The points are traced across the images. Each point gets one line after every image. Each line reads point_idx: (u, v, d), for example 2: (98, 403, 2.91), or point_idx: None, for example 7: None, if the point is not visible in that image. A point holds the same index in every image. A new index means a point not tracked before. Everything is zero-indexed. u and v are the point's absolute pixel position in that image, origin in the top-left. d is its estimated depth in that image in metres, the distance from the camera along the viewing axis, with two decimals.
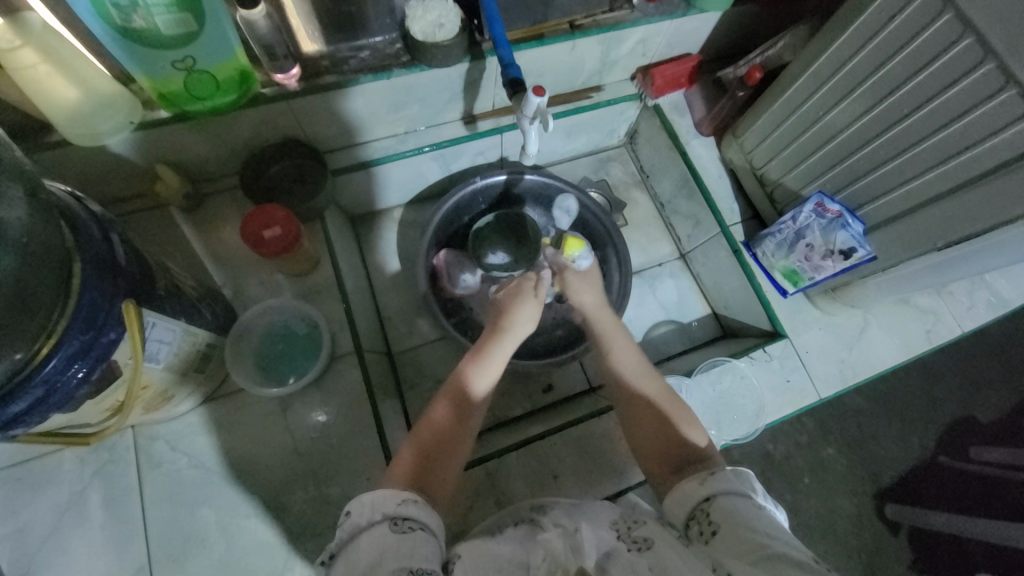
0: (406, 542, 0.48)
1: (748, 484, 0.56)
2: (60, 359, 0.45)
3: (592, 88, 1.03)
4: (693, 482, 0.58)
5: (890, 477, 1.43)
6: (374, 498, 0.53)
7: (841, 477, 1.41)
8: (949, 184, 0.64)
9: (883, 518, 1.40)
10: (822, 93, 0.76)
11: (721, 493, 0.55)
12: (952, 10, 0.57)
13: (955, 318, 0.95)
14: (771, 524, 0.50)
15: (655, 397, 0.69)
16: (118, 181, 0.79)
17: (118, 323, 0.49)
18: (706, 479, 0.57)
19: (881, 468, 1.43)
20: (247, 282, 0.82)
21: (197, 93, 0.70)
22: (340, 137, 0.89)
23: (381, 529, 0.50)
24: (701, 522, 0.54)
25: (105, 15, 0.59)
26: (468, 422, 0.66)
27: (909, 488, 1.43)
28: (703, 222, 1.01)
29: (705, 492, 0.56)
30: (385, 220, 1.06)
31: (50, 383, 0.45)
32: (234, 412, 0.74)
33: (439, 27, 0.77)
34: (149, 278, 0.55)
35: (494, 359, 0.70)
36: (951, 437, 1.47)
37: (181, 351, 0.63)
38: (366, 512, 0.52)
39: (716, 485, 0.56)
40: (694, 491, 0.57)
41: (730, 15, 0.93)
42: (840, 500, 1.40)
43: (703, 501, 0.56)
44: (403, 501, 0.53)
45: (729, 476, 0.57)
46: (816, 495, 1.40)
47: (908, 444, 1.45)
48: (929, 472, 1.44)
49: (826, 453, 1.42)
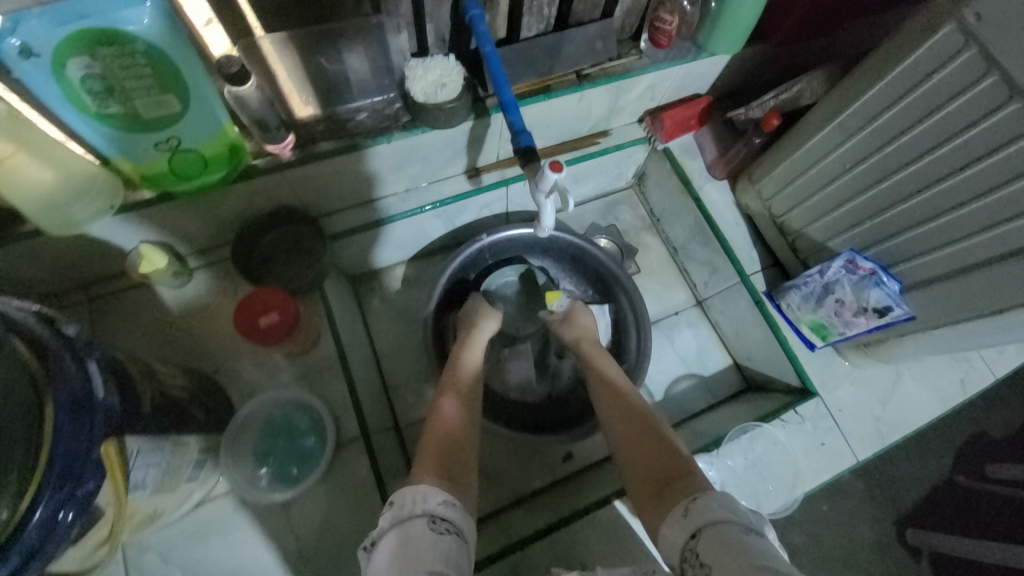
0: (443, 545, 0.50)
1: (740, 512, 0.54)
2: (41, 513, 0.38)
3: (599, 133, 0.98)
4: (678, 517, 0.56)
5: (910, 501, 1.38)
6: (417, 492, 0.55)
7: (859, 504, 1.38)
8: (994, 251, 0.60)
9: (904, 544, 1.35)
10: (848, 147, 0.72)
11: (707, 526, 0.53)
12: (996, 73, 0.53)
13: (986, 363, 0.90)
14: (770, 559, 0.48)
15: (636, 425, 0.70)
16: (100, 264, 0.73)
17: (98, 467, 0.43)
18: (689, 509, 0.56)
19: (899, 492, 1.39)
20: (243, 364, 0.76)
21: (183, 173, 0.64)
22: (336, 201, 0.84)
23: (422, 525, 0.52)
24: (693, 565, 0.52)
25: (79, 103, 0.53)
26: (460, 445, 0.66)
27: (928, 510, 1.37)
28: (721, 270, 0.96)
29: (691, 527, 0.54)
30: (387, 279, 1.01)
31: (38, 538, 0.39)
32: (233, 514, 0.68)
33: (441, 87, 0.72)
34: (135, 397, 0.50)
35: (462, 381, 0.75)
36: (967, 455, 1.42)
37: (172, 466, 0.57)
38: (409, 503, 0.54)
39: (701, 518, 0.54)
40: (681, 527, 0.55)
41: (741, 56, 0.89)
42: (860, 528, 1.36)
43: (691, 539, 0.54)
44: (444, 502, 0.55)
45: (711, 504, 0.55)
46: (836, 524, 1.36)
47: (925, 465, 1.41)
48: (948, 494, 1.39)
49: (844, 480, 1.38)
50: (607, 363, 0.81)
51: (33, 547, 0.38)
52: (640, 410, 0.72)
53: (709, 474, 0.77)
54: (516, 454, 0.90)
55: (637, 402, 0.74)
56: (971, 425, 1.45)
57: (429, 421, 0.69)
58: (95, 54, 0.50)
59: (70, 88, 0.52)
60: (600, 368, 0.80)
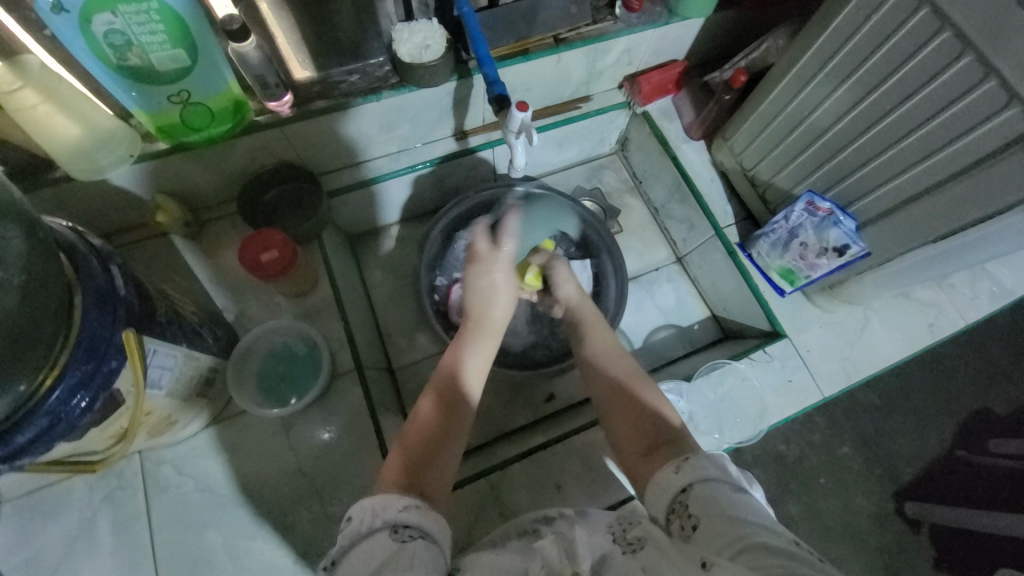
0: (407, 552, 0.47)
1: (723, 468, 0.53)
2: (63, 390, 0.47)
3: (580, 99, 1.04)
4: (669, 472, 0.54)
5: (909, 475, 1.35)
6: (377, 503, 0.52)
7: (858, 476, 1.34)
8: (938, 177, 0.64)
9: (901, 515, 1.32)
10: (805, 95, 0.76)
11: (698, 482, 0.51)
12: (928, 6, 0.57)
13: (958, 310, 0.94)
14: (751, 512, 0.47)
15: (631, 391, 0.68)
16: (119, 213, 0.82)
17: (119, 352, 0.51)
18: (680, 466, 0.54)
19: (898, 465, 1.35)
20: (249, 304, 0.84)
21: (193, 124, 0.73)
22: (334, 160, 0.91)
23: (381, 538, 0.48)
24: (682, 516, 0.50)
25: (102, 56, 0.61)
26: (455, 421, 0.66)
27: (927, 481, 1.35)
28: (697, 225, 1.01)
29: (682, 481, 0.52)
30: (383, 238, 1.08)
31: (55, 413, 0.47)
32: (239, 433, 0.76)
33: (425, 49, 0.78)
34: (151, 308, 0.57)
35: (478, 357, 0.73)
36: (968, 431, 1.39)
37: (184, 375, 0.64)
38: (367, 518, 0.50)
39: (692, 474, 0.52)
40: (670, 482, 0.53)
41: (713, 20, 0.94)
42: (858, 500, 1.33)
43: (681, 493, 0.52)
44: (406, 507, 0.51)
45: (702, 462, 0.53)
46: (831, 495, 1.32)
47: (925, 439, 1.37)
48: (948, 466, 1.36)
49: (842, 452, 1.34)
50: (599, 333, 0.79)
51: (51, 419, 0.47)
52: (635, 382, 0.69)
53: (678, 405, 0.83)
54: (503, 397, 0.95)
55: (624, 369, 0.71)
56: (976, 398, 1.41)
57: (416, 404, 0.68)
58: (116, 10, 0.58)
59: (94, 43, 0.60)
60: (591, 337, 0.78)
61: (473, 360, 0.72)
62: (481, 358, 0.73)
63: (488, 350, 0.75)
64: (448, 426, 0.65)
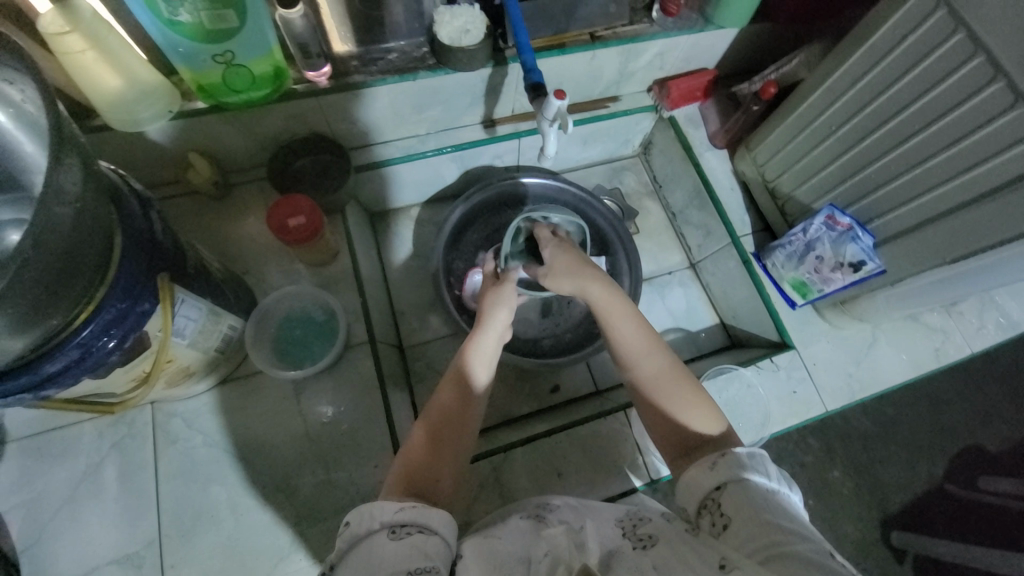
0: (408, 550, 0.45)
1: (761, 467, 0.51)
2: (96, 326, 0.48)
3: (609, 98, 1.05)
4: (702, 468, 0.53)
5: (898, 503, 1.36)
6: (376, 506, 0.50)
7: (847, 500, 1.34)
8: (959, 200, 0.66)
9: (887, 544, 1.33)
10: (833, 110, 0.77)
11: (734, 481, 0.50)
12: (964, 30, 0.58)
13: (964, 337, 0.95)
14: (787, 516, 0.46)
15: (656, 386, 0.63)
16: (152, 167, 0.83)
17: (152, 296, 0.52)
18: (715, 462, 0.53)
19: (888, 492, 1.35)
20: (268, 270, 0.86)
21: (233, 85, 0.74)
22: (363, 135, 0.92)
23: (380, 540, 0.47)
24: (713, 513, 0.49)
25: (155, 10, 0.63)
26: (466, 421, 0.63)
27: (916, 513, 1.35)
28: (714, 232, 1.02)
29: (717, 479, 0.51)
30: (402, 219, 1.09)
31: (80, 351, 0.48)
32: (249, 393, 0.77)
33: (465, 33, 0.79)
34: (182, 258, 0.58)
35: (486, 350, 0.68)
36: (961, 465, 1.39)
37: (206, 330, 0.65)
38: (367, 520, 0.49)
39: (728, 472, 0.51)
40: (703, 478, 0.52)
41: (747, 31, 0.95)
42: (844, 524, 1.33)
43: (715, 490, 0.51)
44: (401, 508, 0.49)
45: (740, 460, 0.52)
46: (821, 517, 1.32)
47: (916, 469, 1.37)
48: (937, 500, 1.37)
49: (832, 476, 1.34)
50: (614, 313, 0.69)
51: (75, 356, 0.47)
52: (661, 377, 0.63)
53: None
54: (509, 384, 0.96)
55: (651, 361, 0.65)
56: (970, 432, 1.42)
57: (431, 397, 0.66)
58: None
59: None
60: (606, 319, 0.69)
61: (484, 358, 0.68)
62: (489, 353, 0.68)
63: (495, 345, 0.70)
64: (464, 425, 0.63)
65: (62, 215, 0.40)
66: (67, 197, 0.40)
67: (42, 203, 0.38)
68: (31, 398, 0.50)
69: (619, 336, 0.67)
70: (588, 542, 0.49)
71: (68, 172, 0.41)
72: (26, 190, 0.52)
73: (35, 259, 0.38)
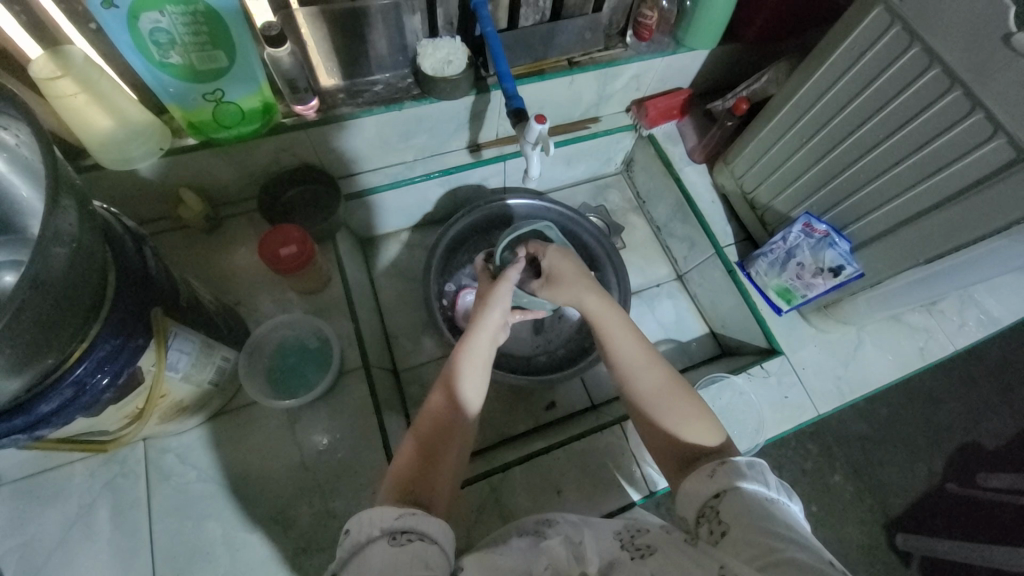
0: (408, 559, 0.45)
1: (761, 476, 0.52)
2: (89, 364, 0.48)
3: (589, 119, 1.09)
4: (702, 476, 0.54)
5: (900, 505, 1.36)
6: (374, 513, 0.49)
7: (848, 505, 1.34)
8: (926, 204, 0.68)
9: (893, 548, 1.32)
10: (803, 123, 0.81)
11: (732, 489, 0.51)
12: (919, 44, 0.62)
13: (946, 336, 0.97)
14: (785, 525, 0.46)
15: (653, 397, 0.65)
16: (143, 203, 0.84)
17: (147, 331, 0.53)
18: (715, 471, 0.54)
19: (889, 495, 1.36)
20: (261, 300, 0.86)
21: (223, 122, 0.76)
22: (352, 164, 0.94)
23: (380, 547, 0.46)
24: (712, 521, 0.50)
25: (145, 53, 0.65)
26: (456, 430, 0.64)
27: (917, 515, 1.35)
28: (698, 244, 1.05)
29: (715, 487, 0.52)
30: (392, 244, 1.11)
31: (73, 389, 0.47)
32: (243, 425, 0.77)
33: (448, 63, 0.83)
34: (176, 292, 0.59)
35: (483, 348, 0.71)
36: (958, 463, 1.40)
37: (200, 363, 0.65)
38: (365, 527, 0.48)
39: (727, 480, 0.52)
40: (703, 487, 0.53)
41: (717, 52, 1.00)
42: (848, 529, 1.33)
43: (713, 498, 0.52)
44: (402, 514, 0.49)
45: (740, 468, 0.53)
46: (824, 523, 1.32)
47: (915, 470, 1.38)
48: (937, 500, 1.37)
49: (832, 480, 1.35)
50: (612, 326, 0.71)
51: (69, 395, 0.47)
52: (664, 389, 0.65)
53: None
54: (504, 403, 0.96)
55: (647, 374, 0.66)
56: (964, 429, 1.44)
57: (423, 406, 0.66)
58: (163, 11, 0.62)
59: (138, 38, 0.63)
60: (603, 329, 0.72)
61: (472, 380, 0.68)
62: (477, 370, 0.68)
63: (485, 364, 0.70)
64: (455, 431, 0.63)
65: (56, 253, 0.40)
66: (65, 236, 0.42)
67: (43, 243, 0.39)
68: (27, 439, 0.49)
69: (616, 349, 0.69)
70: (587, 555, 0.50)
71: (65, 212, 0.42)
72: (20, 233, 0.52)
73: (31, 300, 0.39)
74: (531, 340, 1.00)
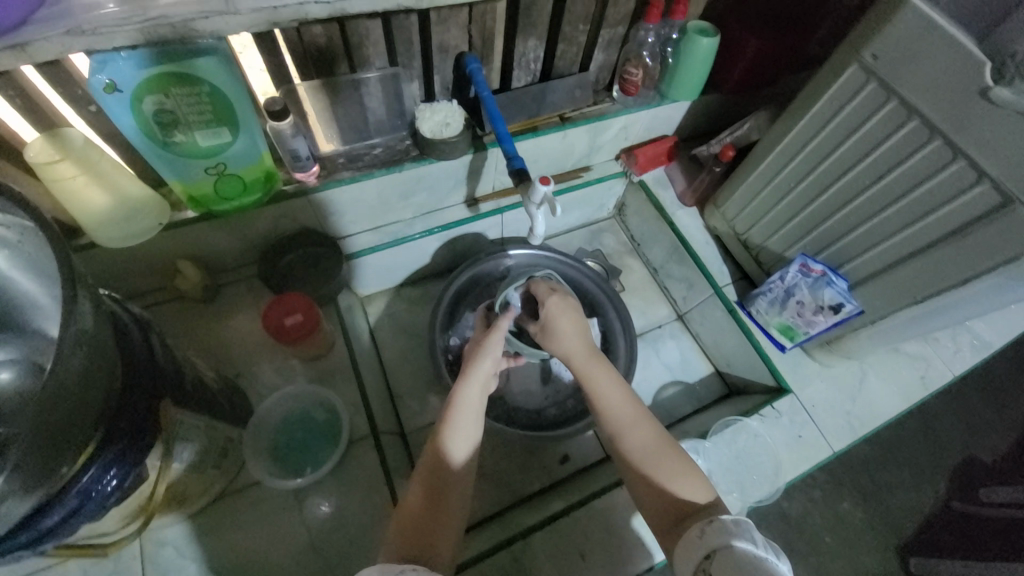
0: None
1: (749, 534, 0.53)
2: (96, 469, 0.45)
3: (581, 168, 1.11)
4: (692, 536, 0.56)
5: (911, 528, 1.33)
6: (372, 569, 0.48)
7: (862, 533, 1.32)
8: (920, 243, 0.71)
9: (908, 573, 1.29)
10: (789, 170, 0.85)
11: (720, 548, 0.53)
12: (896, 99, 0.66)
13: (944, 362, 0.99)
14: None
15: (647, 457, 0.66)
16: (138, 277, 0.82)
17: (152, 428, 0.50)
18: (703, 530, 0.56)
19: (900, 518, 1.34)
20: (262, 369, 0.84)
21: (225, 194, 0.76)
22: (352, 224, 0.94)
23: None
24: None
25: (149, 132, 0.65)
26: (454, 482, 0.64)
27: (926, 536, 1.33)
28: (696, 284, 1.07)
29: (705, 547, 0.54)
30: (393, 299, 1.10)
31: (80, 499, 0.45)
32: (248, 508, 0.72)
33: (445, 126, 0.85)
34: (180, 377, 0.57)
35: (473, 397, 0.69)
36: (961, 479, 1.40)
37: (202, 446, 0.62)
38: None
39: (715, 539, 0.54)
40: (695, 547, 0.55)
41: (699, 102, 1.05)
42: (865, 559, 1.30)
43: (705, 559, 0.53)
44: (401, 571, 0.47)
45: (728, 527, 0.55)
46: (840, 554, 1.30)
47: (919, 489, 1.37)
48: (941, 519, 1.35)
49: (842, 507, 1.34)
50: (605, 387, 0.72)
51: (76, 504, 0.45)
52: (656, 450, 0.66)
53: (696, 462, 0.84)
54: (517, 460, 0.94)
55: (640, 433, 0.68)
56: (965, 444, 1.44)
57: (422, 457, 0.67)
58: (167, 93, 0.62)
59: (142, 118, 0.63)
60: (597, 387, 0.72)
61: (461, 429, 0.67)
62: (469, 418, 0.67)
63: (478, 412, 0.69)
64: (452, 483, 0.64)
65: (76, 350, 0.40)
66: (86, 334, 0.42)
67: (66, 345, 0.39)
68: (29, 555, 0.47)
69: (606, 407, 0.71)
70: None
71: (82, 305, 0.42)
72: (27, 327, 0.51)
73: (47, 402, 0.38)
74: (539, 391, 0.98)
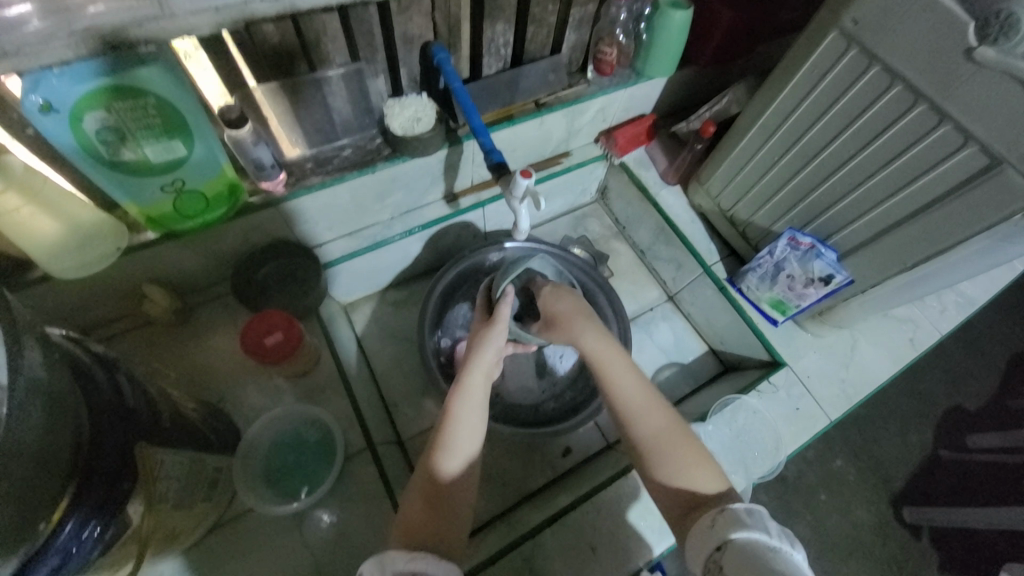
0: None
1: (761, 524, 0.51)
2: (73, 525, 0.42)
3: (561, 154, 1.08)
4: (703, 526, 0.54)
5: (903, 479, 1.37)
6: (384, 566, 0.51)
7: (856, 487, 1.36)
8: (909, 210, 0.70)
9: (902, 522, 1.33)
10: (771, 143, 0.83)
11: (733, 542, 0.51)
12: (879, 64, 0.65)
13: (931, 323, 1.01)
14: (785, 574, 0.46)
15: (655, 445, 0.64)
16: (103, 305, 0.77)
17: (131, 472, 0.47)
18: (715, 519, 0.54)
19: (891, 470, 1.38)
20: (248, 391, 0.81)
21: (186, 211, 0.71)
22: (328, 231, 0.90)
23: None
24: None
25: (93, 153, 0.59)
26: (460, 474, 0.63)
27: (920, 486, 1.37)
28: (685, 264, 1.05)
29: (717, 539, 0.52)
30: (379, 304, 1.07)
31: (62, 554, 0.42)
32: (246, 535, 0.70)
33: (417, 121, 0.80)
34: (156, 414, 0.53)
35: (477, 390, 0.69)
36: (947, 429, 1.43)
37: (189, 482, 0.59)
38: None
39: (726, 531, 0.52)
40: (706, 539, 0.53)
41: (676, 78, 1.02)
42: (860, 512, 1.34)
43: (716, 552, 0.51)
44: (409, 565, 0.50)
45: (740, 517, 0.53)
46: (837, 510, 1.33)
47: (907, 439, 1.41)
48: (935, 468, 1.39)
49: (835, 465, 1.37)
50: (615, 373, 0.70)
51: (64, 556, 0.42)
52: (663, 439, 0.64)
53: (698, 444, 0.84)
54: (519, 458, 0.93)
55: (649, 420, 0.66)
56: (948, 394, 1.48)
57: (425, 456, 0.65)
58: (109, 107, 0.56)
59: (83, 139, 0.57)
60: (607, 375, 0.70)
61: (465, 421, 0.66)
62: (473, 412, 0.67)
63: (481, 404, 0.69)
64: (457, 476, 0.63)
65: (32, 406, 0.37)
66: (38, 384, 0.39)
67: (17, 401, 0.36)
68: None
69: (613, 395, 0.69)
70: None
71: (29, 353, 0.39)
72: None
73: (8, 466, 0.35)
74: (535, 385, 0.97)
